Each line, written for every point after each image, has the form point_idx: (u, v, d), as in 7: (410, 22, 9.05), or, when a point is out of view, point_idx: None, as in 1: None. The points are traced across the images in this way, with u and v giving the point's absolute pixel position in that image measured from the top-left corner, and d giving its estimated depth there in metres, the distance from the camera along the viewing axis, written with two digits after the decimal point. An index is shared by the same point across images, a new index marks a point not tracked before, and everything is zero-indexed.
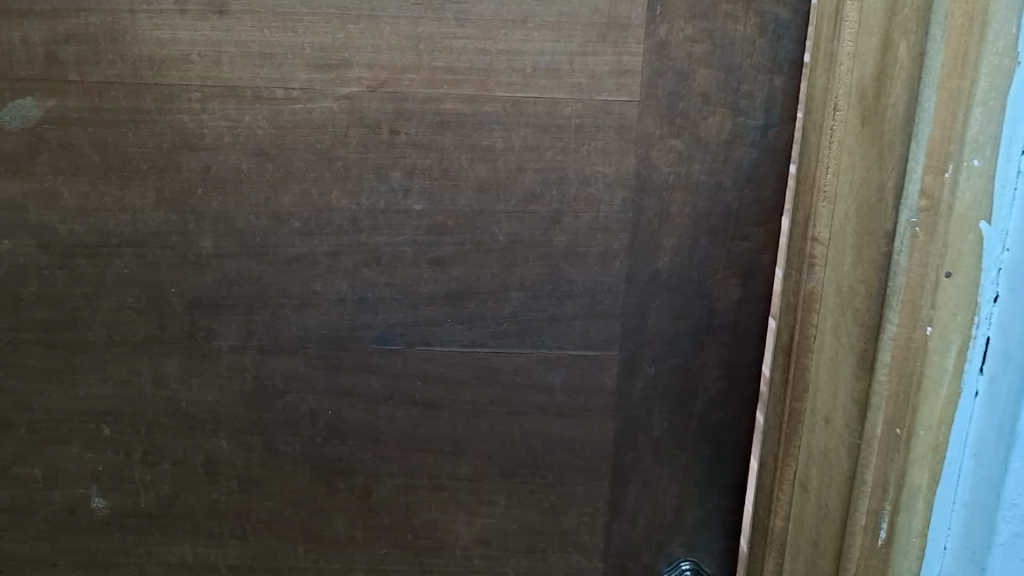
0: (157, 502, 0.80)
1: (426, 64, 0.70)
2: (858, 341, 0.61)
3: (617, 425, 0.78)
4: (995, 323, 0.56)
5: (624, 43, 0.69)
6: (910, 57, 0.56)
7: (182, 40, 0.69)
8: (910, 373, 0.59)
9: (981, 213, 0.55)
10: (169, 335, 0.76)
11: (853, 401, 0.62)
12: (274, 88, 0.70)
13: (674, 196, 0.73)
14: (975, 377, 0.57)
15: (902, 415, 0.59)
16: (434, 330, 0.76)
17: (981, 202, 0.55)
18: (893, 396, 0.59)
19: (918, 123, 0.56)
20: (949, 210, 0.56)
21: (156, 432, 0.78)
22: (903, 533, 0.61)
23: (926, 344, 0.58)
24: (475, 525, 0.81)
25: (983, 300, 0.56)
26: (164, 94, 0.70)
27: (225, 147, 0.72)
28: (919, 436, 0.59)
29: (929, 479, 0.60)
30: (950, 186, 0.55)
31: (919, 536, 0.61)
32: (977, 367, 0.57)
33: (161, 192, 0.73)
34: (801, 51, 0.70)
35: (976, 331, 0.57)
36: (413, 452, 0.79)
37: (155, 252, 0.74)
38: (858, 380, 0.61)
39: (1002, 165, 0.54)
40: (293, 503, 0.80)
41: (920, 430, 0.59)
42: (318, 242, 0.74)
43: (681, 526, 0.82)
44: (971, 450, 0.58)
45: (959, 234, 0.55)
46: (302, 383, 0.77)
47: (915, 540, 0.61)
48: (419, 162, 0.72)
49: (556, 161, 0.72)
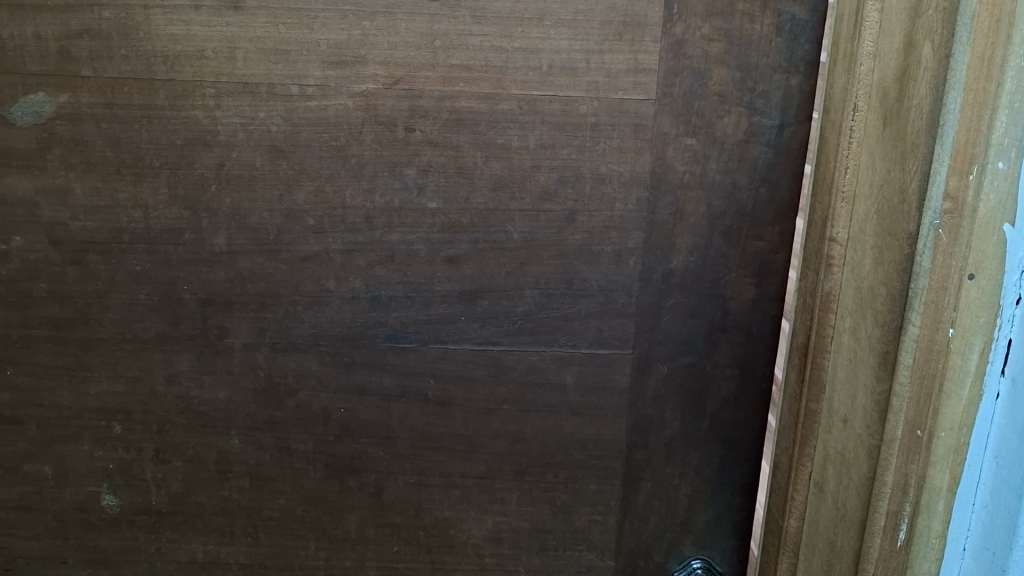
0: (168, 500, 0.80)
1: (442, 61, 0.69)
2: (879, 342, 0.61)
3: (629, 424, 0.78)
4: (1018, 326, 0.56)
5: (641, 41, 0.69)
6: (935, 58, 0.56)
7: (196, 36, 0.69)
8: (932, 375, 0.59)
9: (1005, 215, 0.55)
10: (181, 333, 0.76)
11: (874, 402, 0.62)
12: (288, 85, 0.70)
13: (689, 195, 0.73)
14: (997, 380, 0.57)
15: (923, 416, 0.59)
16: (447, 329, 0.76)
17: (1006, 204, 0.55)
18: (915, 397, 0.60)
19: (942, 125, 0.56)
20: (973, 212, 0.56)
21: (167, 430, 0.78)
22: (923, 534, 0.61)
23: (949, 346, 0.58)
24: (487, 523, 0.81)
25: (1005, 302, 0.56)
26: (177, 90, 0.70)
27: (239, 144, 0.71)
28: (940, 438, 0.59)
29: (949, 480, 0.60)
30: (974, 188, 0.55)
31: (939, 537, 0.61)
32: (999, 369, 0.57)
33: (174, 189, 0.72)
34: (817, 51, 0.70)
35: (998, 333, 0.56)
36: (426, 450, 0.79)
37: (168, 249, 0.74)
38: (878, 381, 0.61)
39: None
40: (305, 501, 0.80)
41: (941, 431, 0.59)
42: (331, 240, 0.73)
43: (692, 525, 0.82)
44: (992, 451, 0.58)
45: (983, 236, 0.56)
46: (315, 381, 0.77)
47: (935, 541, 0.61)
48: (433, 160, 0.72)
49: (572, 160, 0.72)
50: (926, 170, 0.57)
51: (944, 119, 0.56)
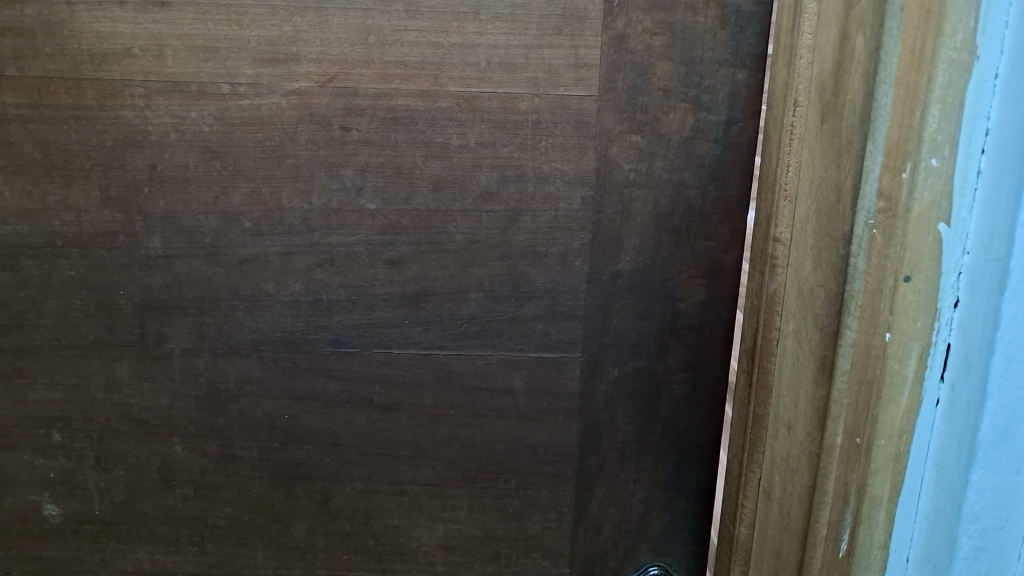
0: (112, 509, 0.78)
1: (376, 58, 0.67)
2: (817, 346, 0.59)
3: (581, 429, 0.76)
4: (956, 330, 0.53)
5: (581, 35, 0.67)
6: (867, 50, 0.54)
7: (123, 34, 0.67)
8: (870, 379, 0.56)
9: (940, 215, 0.52)
10: (118, 338, 0.74)
11: (813, 408, 0.60)
12: (220, 84, 0.68)
13: (636, 194, 0.71)
14: (936, 386, 0.55)
15: (864, 423, 0.57)
16: (391, 333, 0.74)
17: (940, 203, 0.52)
18: (854, 403, 0.58)
19: (874, 121, 0.54)
20: (906, 212, 0.53)
21: (108, 437, 0.76)
22: (864, 545, 0.59)
23: (886, 351, 0.55)
24: (438, 531, 0.79)
25: (943, 305, 0.54)
26: (106, 89, 0.68)
27: (171, 146, 0.69)
28: (879, 446, 0.57)
29: (890, 490, 0.57)
30: (907, 188, 0.53)
31: (881, 548, 0.59)
32: (938, 375, 0.55)
33: (106, 191, 0.70)
34: (763, 46, 0.67)
35: (936, 337, 0.54)
36: (373, 456, 0.77)
37: (102, 253, 0.72)
38: (818, 387, 0.59)
39: (962, 165, 0.51)
40: (252, 509, 0.78)
41: (880, 439, 0.57)
42: (269, 243, 0.71)
43: (648, 531, 0.80)
44: (933, 459, 0.56)
45: (917, 236, 0.53)
46: (257, 387, 0.75)
47: (877, 553, 0.59)
48: (372, 161, 0.70)
49: (514, 158, 0.70)
50: (862, 168, 0.55)
51: (876, 115, 0.54)
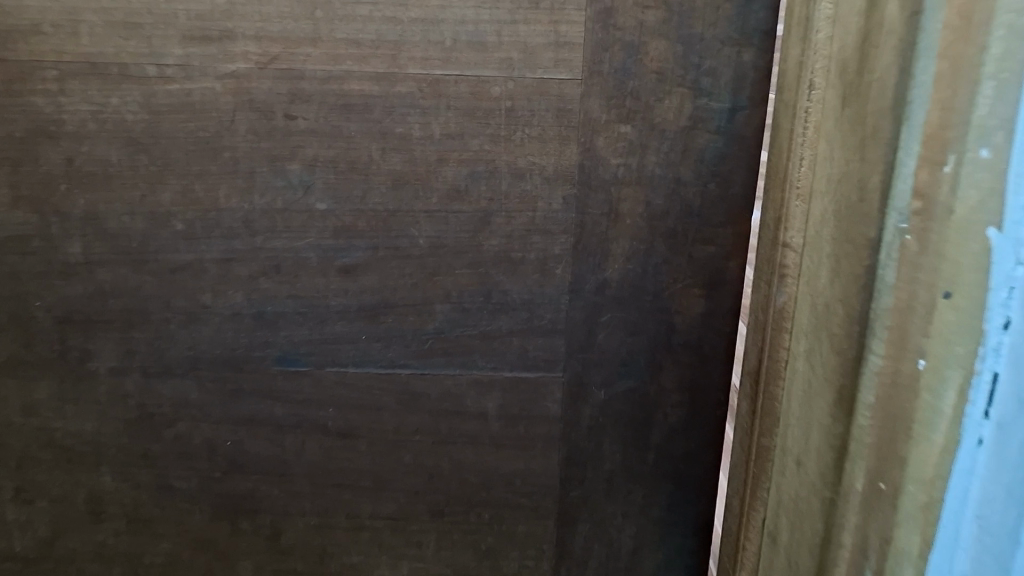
0: (35, 545, 0.70)
1: (325, 35, 0.58)
2: (835, 372, 0.49)
3: (563, 457, 0.68)
4: (1007, 357, 0.40)
5: (561, 9, 0.58)
6: (903, 14, 0.43)
7: (31, 7, 0.58)
8: (895, 413, 0.45)
9: (988, 215, 0.39)
10: (36, 356, 0.65)
11: (828, 447, 0.50)
12: (145, 66, 0.59)
13: (625, 193, 0.62)
14: (978, 424, 0.41)
15: (888, 465, 0.45)
16: (346, 350, 0.65)
17: (987, 202, 0.39)
18: (876, 441, 0.46)
19: (911, 100, 0.43)
20: (947, 213, 0.41)
21: (28, 466, 0.68)
22: None
23: (918, 380, 0.43)
24: (402, 570, 0.70)
25: (989, 325, 0.40)
26: (12, 72, 0.59)
27: (90, 137, 0.60)
28: (906, 493, 0.44)
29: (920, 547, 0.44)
30: (950, 183, 0.40)
31: None
32: (982, 411, 0.41)
33: (17, 189, 0.61)
34: (772, 23, 0.58)
35: (981, 365, 0.40)
36: (328, 488, 0.68)
37: (14, 260, 0.63)
38: (834, 423, 0.49)
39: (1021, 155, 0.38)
40: (192, 546, 0.69)
41: (908, 485, 0.44)
42: (204, 248, 0.62)
43: (639, 570, 0.71)
44: (973, 510, 0.42)
45: (957, 241, 0.40)
46: (195, 411, 0.66)
47: None
48: (322, 155, 0.61)
49: (484, 152, 0.60)
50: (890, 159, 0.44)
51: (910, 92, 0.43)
